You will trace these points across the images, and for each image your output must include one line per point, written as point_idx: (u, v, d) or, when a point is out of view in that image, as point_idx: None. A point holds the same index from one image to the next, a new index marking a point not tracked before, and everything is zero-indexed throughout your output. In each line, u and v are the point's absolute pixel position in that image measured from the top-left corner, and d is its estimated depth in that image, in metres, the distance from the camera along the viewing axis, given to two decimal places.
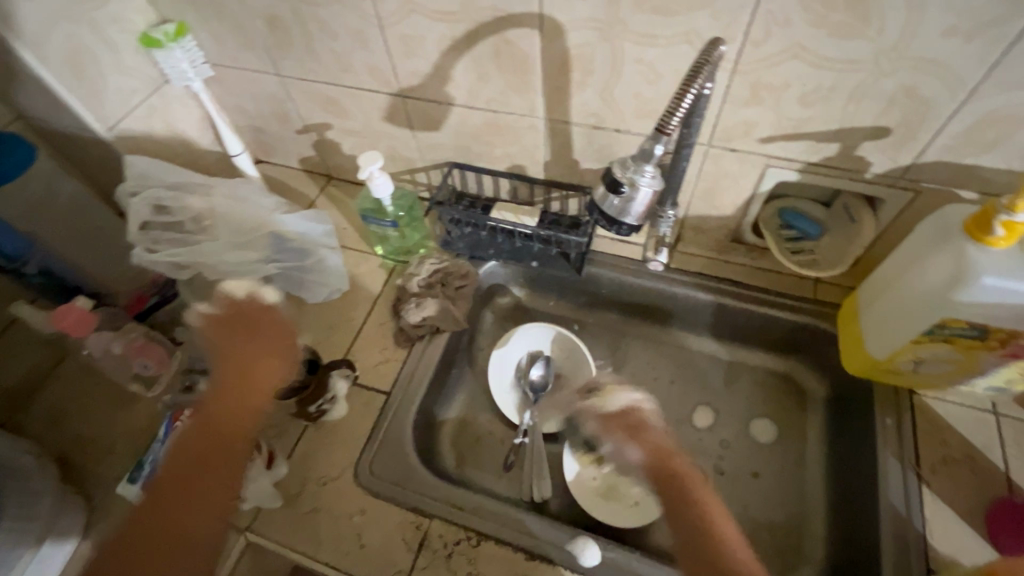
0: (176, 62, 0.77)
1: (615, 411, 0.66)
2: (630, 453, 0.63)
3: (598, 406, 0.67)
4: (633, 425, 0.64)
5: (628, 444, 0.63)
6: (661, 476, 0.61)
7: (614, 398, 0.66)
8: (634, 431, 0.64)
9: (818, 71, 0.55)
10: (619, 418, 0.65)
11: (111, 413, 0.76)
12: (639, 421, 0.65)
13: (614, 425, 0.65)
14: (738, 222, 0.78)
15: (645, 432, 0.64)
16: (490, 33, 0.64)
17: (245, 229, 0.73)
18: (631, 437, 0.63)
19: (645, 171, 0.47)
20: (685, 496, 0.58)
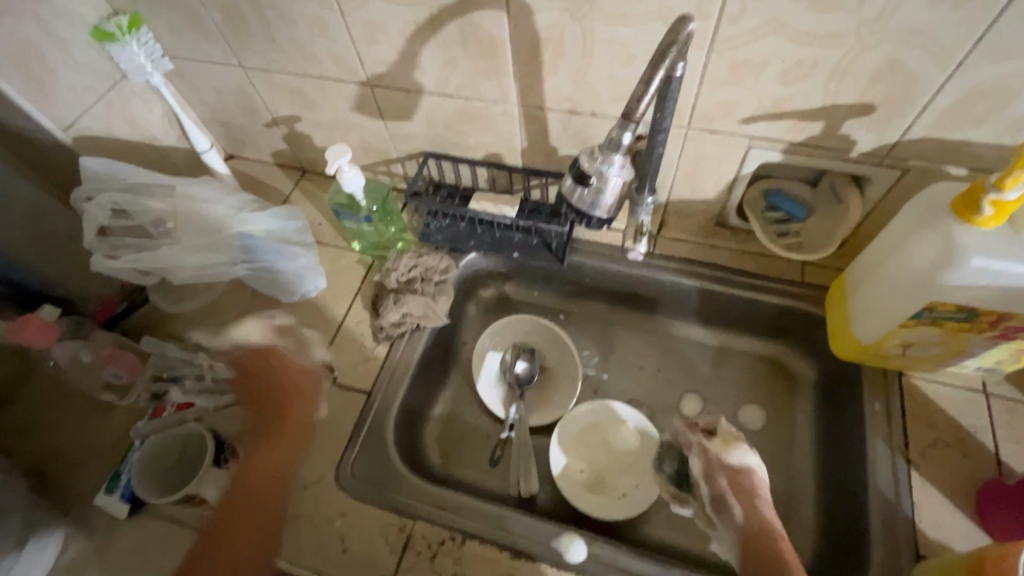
0: (132, 55, 0.74)
1: (726, 466, 0.66)
2: (734, 512, 0.62)
3: (712, 458, 0.67)
4: (738, 482, 0.64)
5: (736, 504, 0.62)
6: (758, 539, 0.59)
7: (730, 451, 0.66)
8: (744, 492, 0.63)
9: (798, 47, 0.53)
10: (729, 475, 0.65)
11: (85, 423, 0.74)
12: (751, 483, 0.64)
13: (730, 481, 0.64)
14: (722, 206, 0.75)
15: (756, 493, 0.63)
16: (455, 16, 0.61)
17: (210, 231, 0.70)
18: (749, 497, 0.63)
19: (614, 161, 0.45)
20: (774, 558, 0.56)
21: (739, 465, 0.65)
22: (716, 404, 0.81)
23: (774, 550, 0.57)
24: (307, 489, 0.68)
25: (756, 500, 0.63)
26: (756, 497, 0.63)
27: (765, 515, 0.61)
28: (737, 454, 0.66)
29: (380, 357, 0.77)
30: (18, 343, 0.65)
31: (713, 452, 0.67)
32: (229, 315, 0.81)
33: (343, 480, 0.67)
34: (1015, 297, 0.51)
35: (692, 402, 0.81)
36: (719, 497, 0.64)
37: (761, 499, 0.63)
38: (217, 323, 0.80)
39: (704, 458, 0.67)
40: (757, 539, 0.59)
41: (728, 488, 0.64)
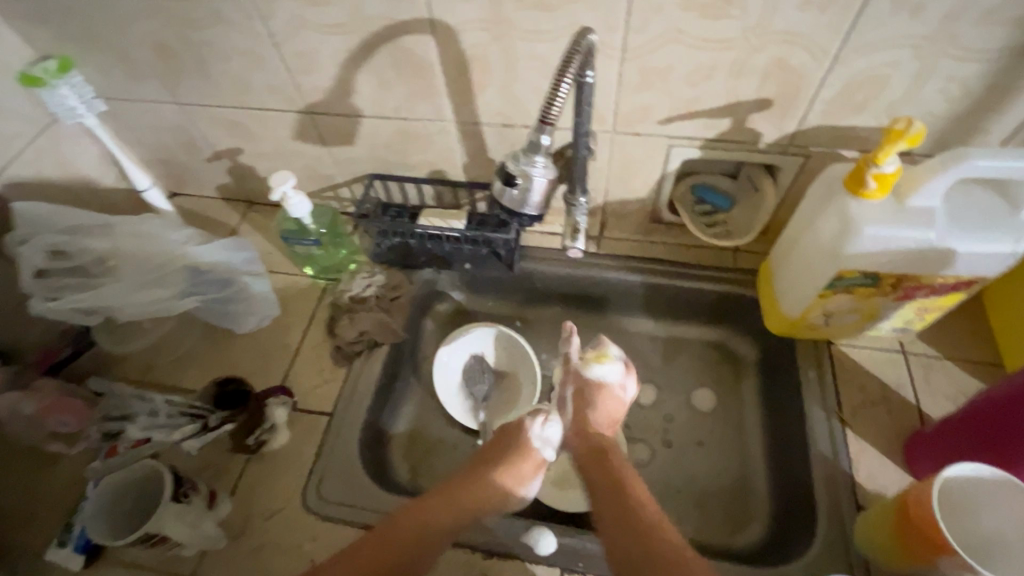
0: (62, 99, 0.74)
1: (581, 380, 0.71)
2: (567, 412, 0.70)
3: (579, 368, 0.71)
4: (583, 393, 0.70)
5: (570, 406, 0.70)
6: (590, 435, 0.67)
7: (593, 364, 0.70)
8: (584, 399, 0.69)
9: (696, 52, 0.58)
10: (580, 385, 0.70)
11: (31, 476, 0.71)
12: (607, 394, 0.69)
13: (579, 394, 0.70)
14: (654, 203, 0.81)
15: (593, 404, 0.69)
16: (385, 42, 0.64)
17: (154, 265, 0.70)
18: (591, 405, 0.69)
19: (536, 162, 0.48)
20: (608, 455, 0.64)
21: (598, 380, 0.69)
22: (670, 391, 0.85)
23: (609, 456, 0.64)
24: (273, 517, 0.67)
25: (599, 405, 0.69)
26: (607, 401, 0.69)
27: (596, 420, 0.68)
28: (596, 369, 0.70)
29: (340, 377, 0.78)
30: None
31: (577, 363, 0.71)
32: (178, 351, 0.80)
33: (309, 503, 0.67)
34: (907, 259, 0.57)
35: (647, 391, 0.85)
36: (564, 398, 0.71)
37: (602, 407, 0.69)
38: (167, 361, 0.79)
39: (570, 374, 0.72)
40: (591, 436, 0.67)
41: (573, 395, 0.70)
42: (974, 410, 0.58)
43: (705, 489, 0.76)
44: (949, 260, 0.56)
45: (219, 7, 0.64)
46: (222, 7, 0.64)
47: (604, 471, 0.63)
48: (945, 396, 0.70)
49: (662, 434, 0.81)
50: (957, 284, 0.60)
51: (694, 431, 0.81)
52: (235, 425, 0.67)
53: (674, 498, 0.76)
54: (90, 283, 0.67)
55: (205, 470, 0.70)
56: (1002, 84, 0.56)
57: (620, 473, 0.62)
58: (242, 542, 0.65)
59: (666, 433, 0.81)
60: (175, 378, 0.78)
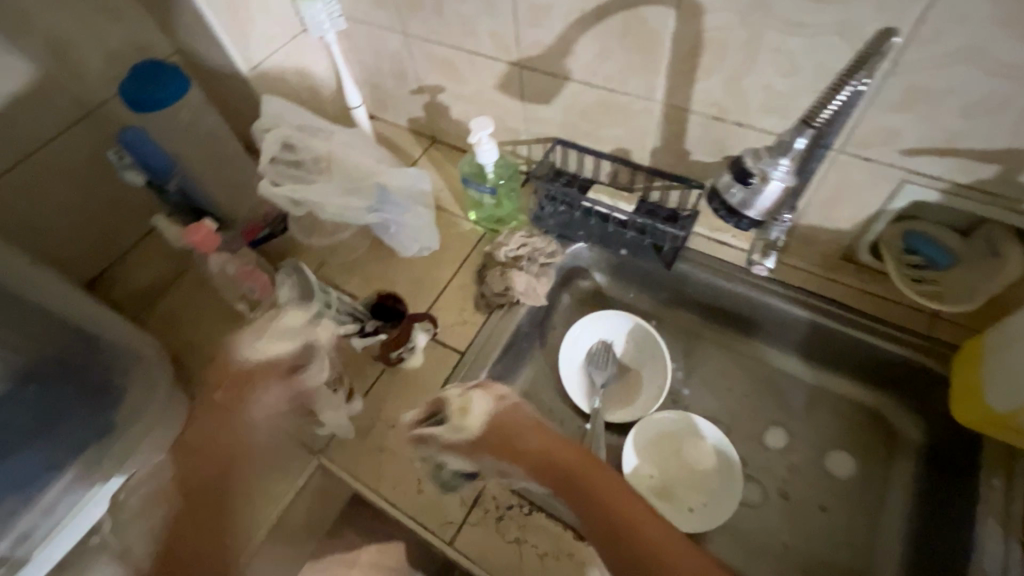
0: (316, 12, 0.81)
1: (484, 433, 0.65)
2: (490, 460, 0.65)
3: (501, 404, 0.67)
4: (501, 445, 0.64)
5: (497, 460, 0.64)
6: (547, 472, 0.64)
7: (466, 411, 0.65)
8: (506, 442, 0.64)
9: (992, 80, 0.50)
10: (497, 430, 0.65)
11: (219, 326, 0.85)
12: (512, 424, 0.66)
13: (494, 443, 0.64)
14: (854, 238, 0.72)
15: (516, 437, 0.65)
16: (623, 8, 0.63)
17: (356, 176, 0.77)
18: (523, 456, 0.64)
19: (778, 164, 0.43)
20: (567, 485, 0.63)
21: (480, 429, 0.65)
22: (803, 443, 0.78)
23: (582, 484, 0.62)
24: (395, 427, 0.73)
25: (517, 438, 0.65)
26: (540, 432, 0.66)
27: (529, 454, 0.64)
28: (469, 416, 0.65)
29: (477, 322, 0.81)
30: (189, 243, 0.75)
31: (454, 434, 0.65)
32: (349, 258, 0.89)
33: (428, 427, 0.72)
34: None
35: (776, 435, 0.78)
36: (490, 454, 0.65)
37: (522, 436, 0.65)
38: (338, 263, 0.88)
39: (458, 438, 0.65)
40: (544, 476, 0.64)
41: (494, 453, 0.64)
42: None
43: (818, 556, 0.70)
44: None
45: None
46: None
47: (585, 496, 0.62)
48: None
49: (781, 484, 0.75)
50: None
51: (820, 493, 0.74)
52: (387, 336, 0.73)
53: (778, 555, 0.70)
54: (305, 178, 0.75)
55: (348, 365, 0.78)
56: None
57: (581, 500, 0.62)
58: (364, 441, 0.72)
59: (785, 485, 0.75)
60: (341, 279, 0.86)
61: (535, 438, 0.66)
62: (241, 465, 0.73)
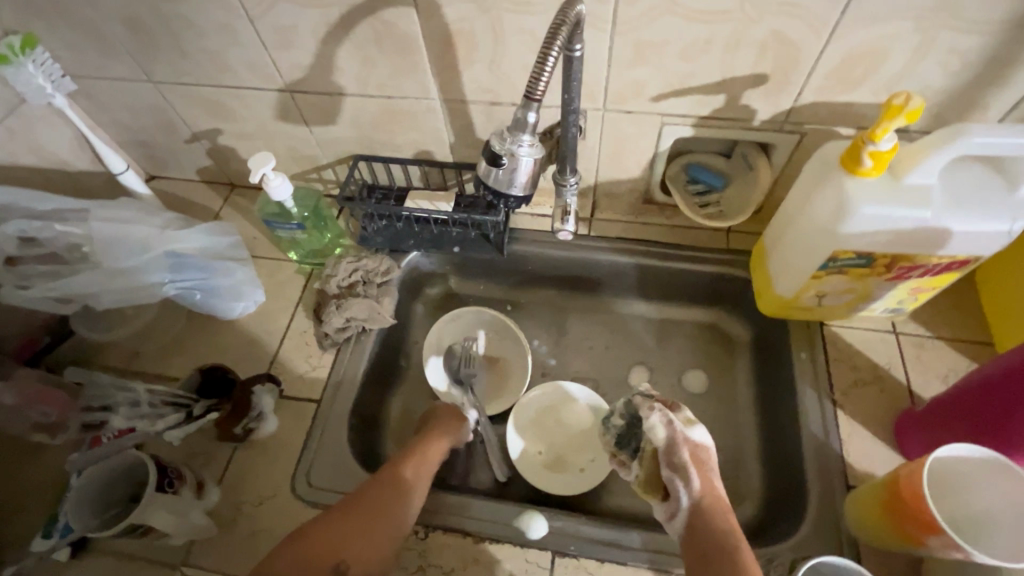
0: (27, 77, 0.70)
1: (692, 444, 0.61)
2: (690, 485, 0.59)
3: (677, 432, 0.62)
4: (702, 461, 0.60)
5: (696, 475, 0.59)
6: (714, 517, 0.57)
7: (690, 426, 0.63)
8: (703, 465, 0.60)
9: (690, 24, 0.56)
10: (692, 448, 0.61)
11: (17, 465, 0.71)
12: (707, 457, 0.61)
13: (693, 452, 0.60)
14: (646, 183, 0.79)
15: (713, 470, 0.60)
16: (366, 15, 0.61)
17: (132, 253, 0.68)
18: (706, 474, 0.60)
19: (522, 141, 0.50)
20: (730, 544, 0.54)
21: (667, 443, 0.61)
22: (663, 373, 0.84)
23: (726, 533, 0.55)
24: (262, 504, 0.66)
25: (711, 474, 0.60)
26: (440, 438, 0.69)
27: (714, 492, 0.59)
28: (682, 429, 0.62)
29: (328, 364, 0.76)
30: None
31: (677, 423, 0.62)
32: (165, 338, 0.79)
33: (299, 489, 0.66)
34: (903, 239, 0.57)
35: (640, 374, 0.84)
36: (680, 466, 0.60)
37: (714, 477, 0.60)
38: (152, 349, 0.78)
39: (670, 422, 0.62)
40: (715, 518, 0.57)
41: (692, 459, 0.60)
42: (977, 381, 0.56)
43: None
44: (943, 240, 0.56)
45: None
46: None
47: (721, 551, 0.54)
48: (936, 375, 0.70)
49: None
50: (951, 264, 0.59)
51: (687, 413, 0.81)
52: (221, 414, 0.66)
53: None
54: (62, 271, 0.65)
55: (193, 458, 0.69)
56: (1001, 58, 0.54)
57: (730, 556, 0.53)
58: (231, 531, 0.65)
59: None
60: (159, 366, 0.76)
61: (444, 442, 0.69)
62: None
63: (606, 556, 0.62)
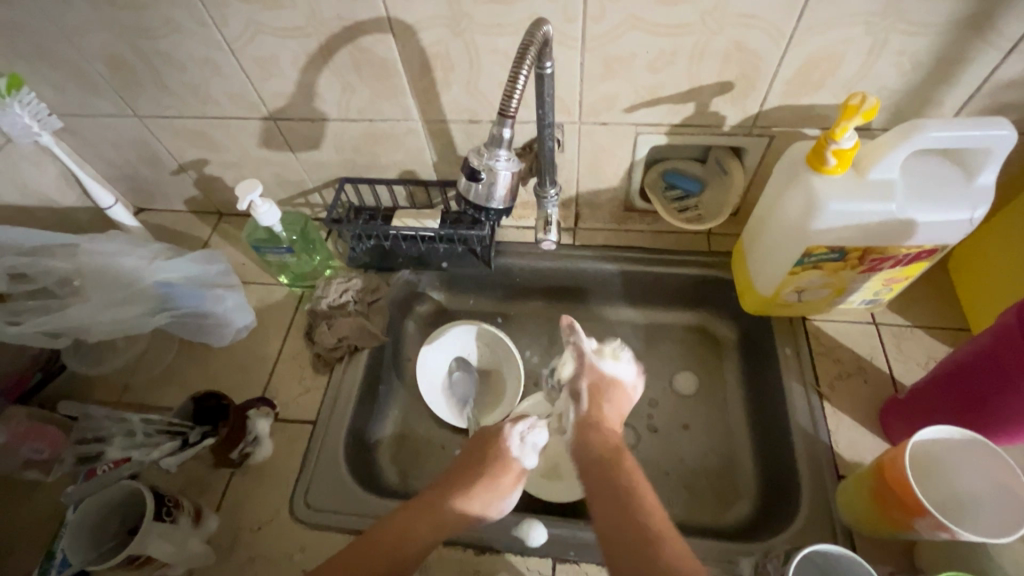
0: (15, 118, 0.71)
1: (599, 374, 0.71)
2: (581, 406, 0.69)
3: (586, 363, 0.71)
4: (599, 389, 0.70)
5: (590, 403, 0.69)
6: (597, 432, 0.66)
7: (602, 359, 0.72)
8: (600, 394, 0.69)
9: (655, 39, 0.59)
10: (593, 378, 0.71)
11: (10, 506, 0.70)
12: (609, 387, 0.70)
13: (594, 382, 0.70)
14: (625, 192, 0.81)
15: (611, 400, 0.70)
16: (345, 43, 0.64)
17: (123, 283, 0.69)
18: (600, 402, 0.69)
19: (499, 156, 0.52)
20: (608, 455, 0.63)
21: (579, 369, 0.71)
22: (654, 376, 0.86)
23: (606, 446, 0.64)
24: (261, 530, 0.66)
25: (607, 403, 0.69)
26: (507, 476, 0.64)
27: (605, 415, 0.68)
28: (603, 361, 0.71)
29: (321, 385, 0.77)
30: None
31: (590, 356, 0.72)
32: (157, 369, 0.79)
33: (298, 512, 0.66)
34: (872, 232, 0.59)
35: None
36: (577, 393, 0.70)
37: (611, 401, 0.69)
38: (144, 380, 0.78)
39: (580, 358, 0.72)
40: (597, 436, 0.66)
41: (589, 387, 0.70)
42: (958, 365, 0.58)
43: (692, 470, 0.77)
44: (909, 231, 0.58)
45: (171, 14, 0.62)
46: (174, 14, 0.62)
47: (602, 459, 0.63)
48: (916, 362, 0.72)
49: (647, 420, 0.82)
50: (920, 253, 0.62)
51: (680, 415, 0.82)
52: (217, 439, 0.66)
53: (662, 482, 0.77)
54: (54, 305, 0.66)
55: (189, 487, 0.69)
56: (949, 56, 0.57)
57: (606, 465, 0.62)
58: (231, 558, 0.65)
59: (650, 419, 0.82)
60: (153, 396, 0.76)
61: (510, 481, 0.64)
62: None
63: (606, 560, 0.63)
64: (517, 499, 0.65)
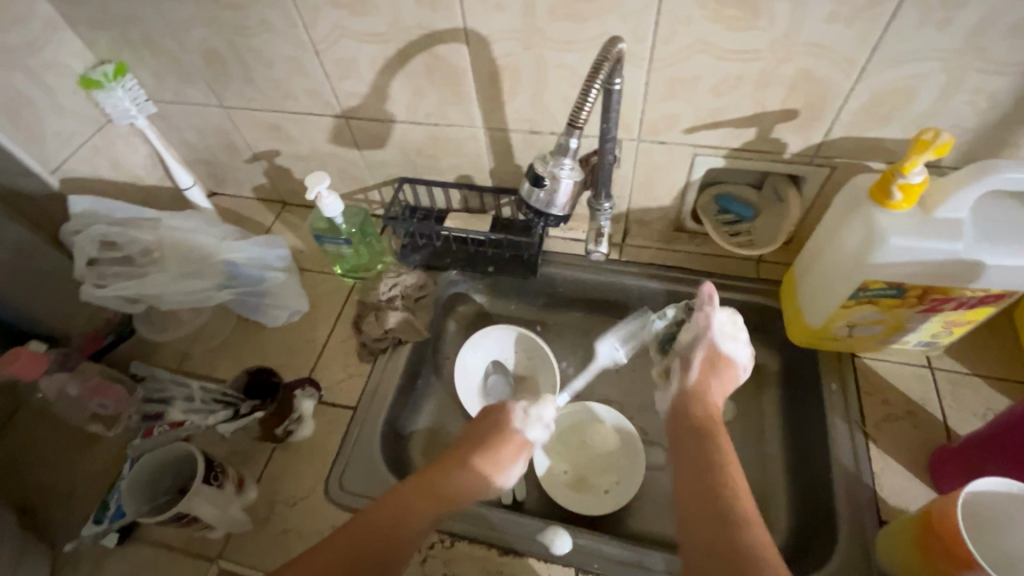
0: (117, 100, 0.79)
1: (716, 343, 0.68)
2: (690, 371, 0.68)
3: (704, 331, 0.68)
4: (711, 362, 0.67)
5: (703, 375, 0.67)
6: (694, 406, 0.65)
7: (728, 331, 0.68)
8: (719, 364, 0.67)
9: (723, 63, 0.60)
10: (708, 351, 0.68)
11: (72, 455, 0.76)
12: (722, 361, 0.67)
13: (707, 353, 0.68)
14: (677, 212, 0.81)
15: (719, 372, 0.67)
16: (420, 50, 0.67)
17: (195, 258, 0.75)
18: (715, 374, 0.67)
19: (564, 164, 0.54)
20: (705, 433, 0.62)
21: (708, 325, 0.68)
22: None
23: (702, 418, 0.63)
24: (297, 505, 0.69)
25: (718, 376, 0.67)
26: (508, 447, 0.65)
27: (711, 389, 0.66)
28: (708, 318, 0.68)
29: (364, 373, 0.80)
30: (9, 374, 0.69)
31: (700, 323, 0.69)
32: (215, 342, 0.84)
33: (332, 492, 0.68)
34: (935, 271, 0.58)
35: None
36: (688, 359, 0.69)
37: (719, 381, 0.67)
38: (202, 352, 0.83)
39: (696, 327, 0.70)
40: (700, 408, 0.65)
41: (702, 359, 0.68)
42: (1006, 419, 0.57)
43: None
44: (976, 274, 0.57)
45: (266, 14, 0.68)
46: (269, 15, 0.67)
47: (699, 434, 0.62)
48: (973, 413, 0.69)
49: None
50: (986, 298, 0.59)
51: None
52: (266, 412, 0.71)
53: None
54: (134, 273, 0.72)
55: (234, 455, 0.73)
56: None
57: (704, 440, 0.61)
58: (266, 528, 0.67)
59: None
60: (208, 368, 0.82)
61: (512, 452, 0.65)
62: None
63: None
64: (520, 472, 0.66)
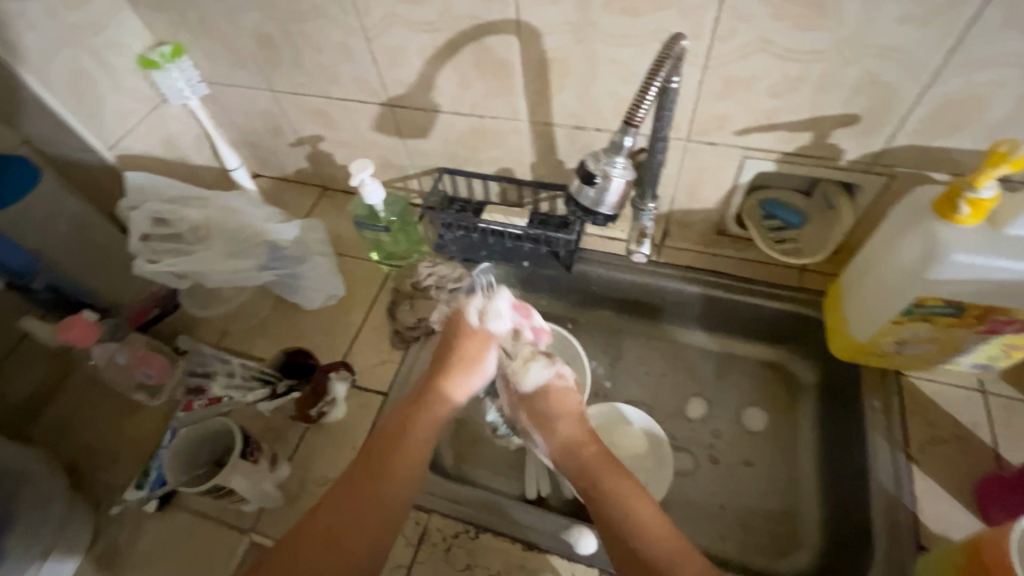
0: (172, 80, 0.82)
1: (528, 395, 0.71)
2: (539, 439, 0.69)
3: (513, 385, 0.73)
4: (535, 411, 0.70)
5: (538, 435, 0.69)
6: (579, 448, 0.66)
7: (527, 372, 0.71)
8: (540, 416, 0.69)
9: (784, 63, 0.58)
10: (529, 406, 0.71)
11: (117, 422, 0.80)
12: (547, 394, 0.70)
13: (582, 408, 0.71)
14: (720, 215, 0.79)
15: (552, 411, 0.69)
16: (470, 40, 0.67)
17: (241, 238, 0.77)
18: (551, 420, 0.68)
19: (616, 163, 0.53)
20: (586, 468, 0.65)
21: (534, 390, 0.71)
22: (721, 407, 0.83)
23: (587, 458, 0.65)
24: (327, 485, 0.70)
25: (557, 420, 0.68)
26: (472, 348, 0.72)
27: (564, 430, 0.67)
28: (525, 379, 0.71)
29: (396, 360, 0.81)
30: (66, 341, 0.71)
31: (514, 380, 0.73)
32: (254, 321, 0.87)
33: None
34: (1000, 291, 0.55)
35: (696, 405, 0.83)
36: (526, 428, 0.71)
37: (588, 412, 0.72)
38: (241, 330, 0.86)
39: (509, 388, 0.74)
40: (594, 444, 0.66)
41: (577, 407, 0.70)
42: None
43: (750, 510, 0.74)
44: None
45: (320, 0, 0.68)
46: (323, 1, 0.68)
47: (595, 482, 0.64)
48: None
49: (708, 450, 0.79)
50: None
51: (744, 451, 0.79)
52: (300, 394, 0.71)
53: (717, 516, 0.74)
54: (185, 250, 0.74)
55: (268, 432, 0.75)
56: None
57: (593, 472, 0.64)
58: (297, 506, 0.69)
59: (712, 450, 0.79)
60: (247, 346, 0.84)
61: (479, 348, 0.72)
62: (165, 563, 0.68)
63: None
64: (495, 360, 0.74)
